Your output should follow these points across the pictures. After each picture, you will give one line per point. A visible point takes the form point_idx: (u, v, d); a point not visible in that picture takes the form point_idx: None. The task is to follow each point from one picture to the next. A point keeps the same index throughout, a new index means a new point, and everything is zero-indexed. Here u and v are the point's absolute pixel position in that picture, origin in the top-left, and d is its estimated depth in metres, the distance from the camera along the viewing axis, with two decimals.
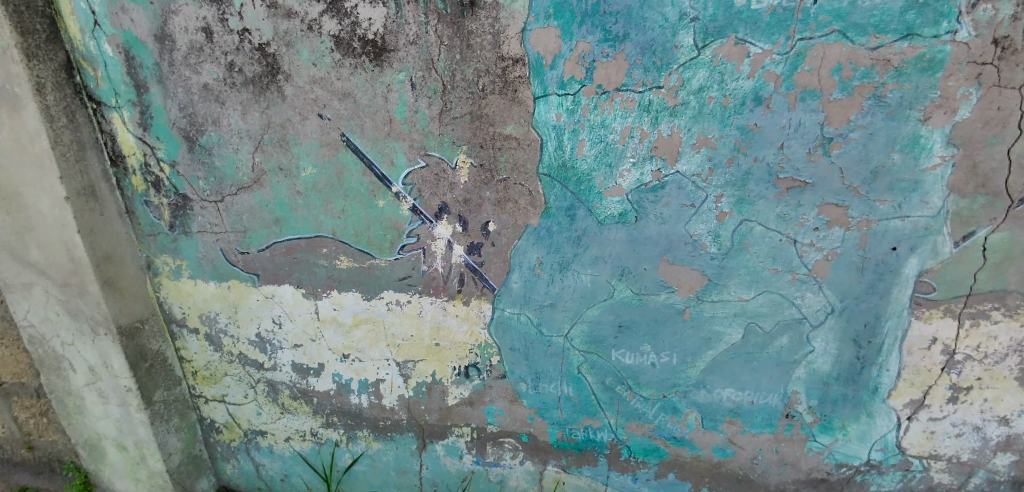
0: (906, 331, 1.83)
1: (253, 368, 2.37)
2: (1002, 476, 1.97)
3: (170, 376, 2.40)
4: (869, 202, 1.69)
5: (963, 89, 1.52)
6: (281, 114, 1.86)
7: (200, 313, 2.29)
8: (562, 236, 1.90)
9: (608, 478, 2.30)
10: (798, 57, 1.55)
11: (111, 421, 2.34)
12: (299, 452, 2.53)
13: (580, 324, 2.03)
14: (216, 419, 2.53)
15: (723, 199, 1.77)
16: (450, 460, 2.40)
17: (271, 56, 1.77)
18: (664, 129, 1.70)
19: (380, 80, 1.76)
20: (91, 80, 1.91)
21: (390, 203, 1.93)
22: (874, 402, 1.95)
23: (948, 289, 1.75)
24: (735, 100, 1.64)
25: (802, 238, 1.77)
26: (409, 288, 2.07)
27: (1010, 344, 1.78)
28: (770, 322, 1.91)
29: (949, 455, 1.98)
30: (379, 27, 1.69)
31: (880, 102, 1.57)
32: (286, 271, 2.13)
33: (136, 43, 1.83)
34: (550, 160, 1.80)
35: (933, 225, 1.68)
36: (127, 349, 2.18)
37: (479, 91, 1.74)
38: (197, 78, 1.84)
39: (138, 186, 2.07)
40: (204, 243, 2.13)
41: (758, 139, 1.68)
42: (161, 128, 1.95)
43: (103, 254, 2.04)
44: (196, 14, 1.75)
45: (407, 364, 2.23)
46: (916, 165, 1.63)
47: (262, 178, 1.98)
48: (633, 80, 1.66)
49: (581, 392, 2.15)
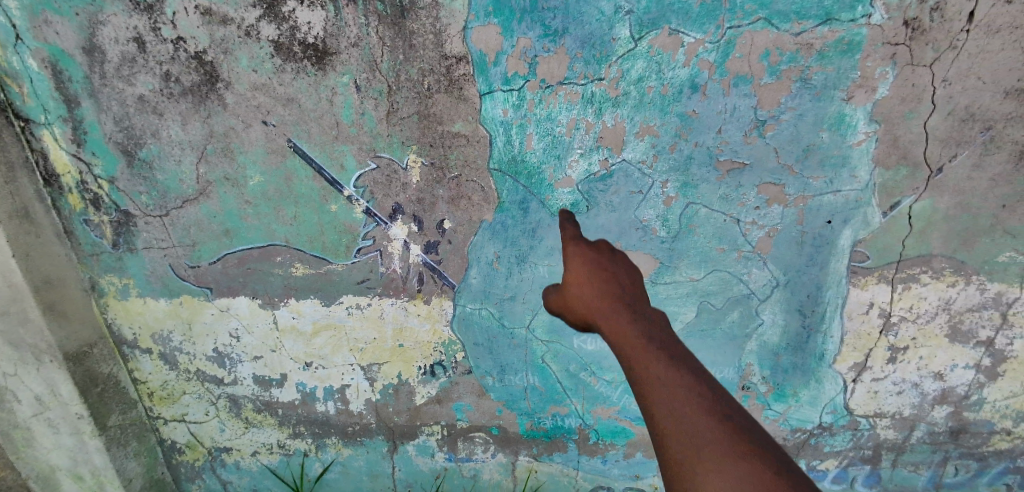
0: (845, 298, 1.94)
1: (213, 384, 2.32)
2: (940, 427, 2.13)
3: (125, 400, 2.31)
4: (803, 179, 1.79)
5: (881, 69, 1.62)
6: (224, 123, 1.82)
7: (152, 332, 2.22)
8: (517, 230, 1.93)
9: (579, 463, 2.36)
10: (728, 44, 1.63)
11: (64, 451, 2.25)
12: (267, 466, 2.49)
13: (541, 314, 2.07)
14: (178, 439, 2.46)
15: (668, 184, 1.83)
16: (423, 459, 2.41)
17: (208, 64, 1.73)
18: (608, 120, 1.75)
19: (324, 83, 1.75)
20: (16, 97, 1.81)
21: (343, 207, 1.92)
22: (821, 368, 2.07)
23: (880, 257, 1.87)
24: (673, 89, 1.70)
25: (745, 217, 1.85)
26: (369, 291, 2.07)
27: (939, 303, 1.92)
28: (721, 299, 2.00)
29: (892, 411, 2.12)
30: (319, 30, 1.67)
31: (807, 85, 1.66)
32: (240, 283, 2.09)
33: (64, 56, 1.74)
34: (500, 155, 1.82)
35: (862, 197, 1.79)
36: (76, 375, 2.10)
37: (424, 90, 1.74)
38: (131, 89, 1.78)
39: (76, 205, 1.97)
40: (151, 259, 2.06)
41: (697, 125, 1.74)
42: (96, 143, 1.87)
43: (42, 277, 1.96)
44: (126, 24, 1.69)
45: (373, 368, 2.22)
46: (843, 141, 1.73)
47: (208, 189, 1.93)
48: (575, 73, 1.70)
49: (546, 381, 2.19)
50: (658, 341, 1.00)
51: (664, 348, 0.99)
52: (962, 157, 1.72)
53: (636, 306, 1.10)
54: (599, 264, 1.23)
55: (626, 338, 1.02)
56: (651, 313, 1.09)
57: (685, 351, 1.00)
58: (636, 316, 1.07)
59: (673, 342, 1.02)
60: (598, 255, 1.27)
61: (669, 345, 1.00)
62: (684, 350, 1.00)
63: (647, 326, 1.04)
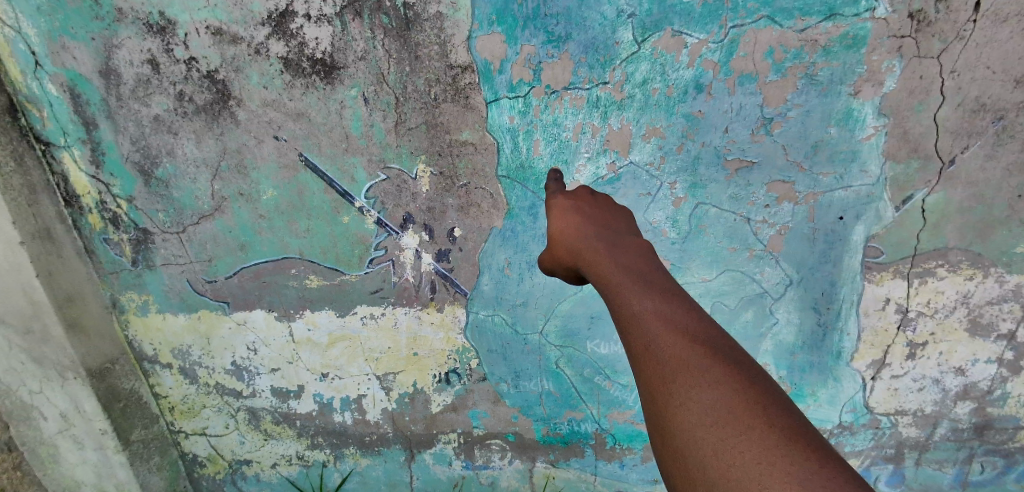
0: (861, 294, 1.92)
1: (231, 397, 2.35)
2: (965, 424, 2.09)
3: (147, 414, 2.35)
4: (813, 175, 1.78)
5: (887, 62, 1.61)
6: (236, 140, 1.86)
7: (171, 347, 2.26)
8: (527, 235, 1.94)
9: (596, 468, 2.35)
10: (732, 43, 1.63)
11: (89, 466, 2.29)
12: (286, 478, 2.51)
13: (554, 318, 2.07)
14: (199, 453, 2.49)
15: (677, 185, 1.83)
16: (440, 468, 2.43)
17: (220, 83, 1.77)
18: (614, 123, 1.76)
19: (333, 97, 1.78)
20: (37, 122, 1.86)
21: (354, 218, 1.95)
22: (839, 366, 2.04)
23: (894, 252, 1.85)
24: (678, 89, 1.70)
25: (756, 215, 1.85)
26: (382, 301, 2.09)
27: (957, 297, 1.90)
28: (734, 299, 1.99)
29: (914, 408, 2.09)
30: (327, 46, 1.70)
31: (812, 81, 1.66)
32: (256, 296, 2.12)
33: (82, 80, 1.79)
34: (507, 162, 1.84)
35: (874, 192, 1.78)
36: (99, 391, 2.14)
37: (432, 100, 1.76)
38: (147, 110, 1.82)
39: (95, 224, 2.02)
40: (169, 275, 2.10)
41: (703, 125, 1.74)
42: (114, 163, 1.92)
43: (66, 296, 2.00)
44: (140, 46, 1.73)
45: (388, 377, 2.24)
46: (852, 136, 1.72)
47: (222, 205, 1.97)
48: (580, 77, 1.71)
49: (561, 386, 2.19)
50: (646, 286, 0.93)
51: (644, 280, 0.95)
52: (974, 147, 1.70)
53: (615, 241, 1.06)
54: (578, 208, 1.20)
55: (606, 274, 0.99)
56: (633, 248, 1.05)
57: (666, 282, 0.95)
58: (615, 252, 1.03)
59: (653, 274, 0.97)
60: (578, 199, 1.24)
61: (646, 277, 0.96)
62: (663, 281, 0.95)
63: (627, 262, 1.00)
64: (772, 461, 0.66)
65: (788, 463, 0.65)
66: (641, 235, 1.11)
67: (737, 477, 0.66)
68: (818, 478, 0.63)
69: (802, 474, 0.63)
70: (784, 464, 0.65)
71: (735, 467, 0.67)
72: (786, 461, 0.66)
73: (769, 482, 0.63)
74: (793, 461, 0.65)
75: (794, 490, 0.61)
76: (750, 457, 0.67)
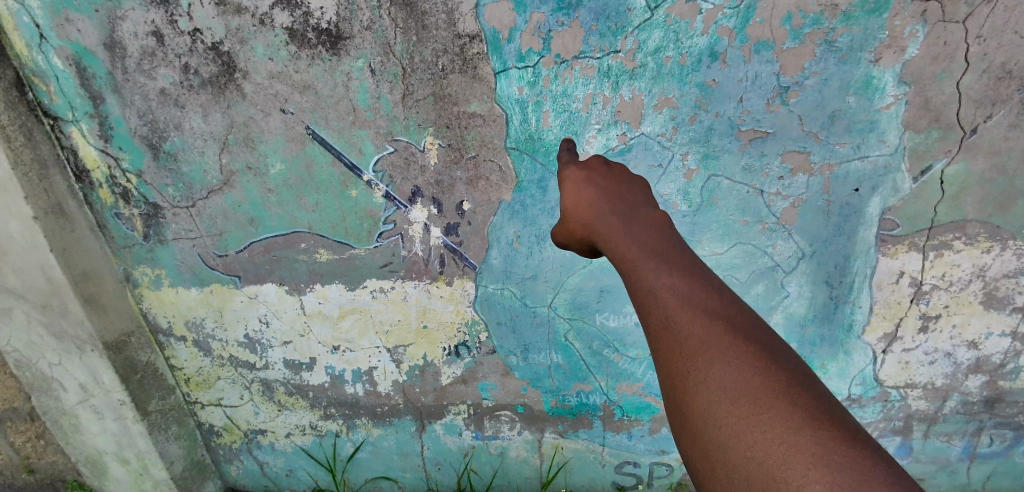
0: (875, 268, 1.90)
1: (245, 369, 2.39)
2: (975, 397, 2.09)
3: (163, 386, 2.40)
4: (829, 146, 1.74)
5: (910, 28, 1.55)
6: (243, 113, 1.84)
7: (185, 320, 2.29)
8: (536, 209, 1.92)
9: (604, 439, 2.39)
10: (748, 9, 1.58)
11: (109, 436, 2.36)
12: (301, 447, 2.58)
13: (563, 292, 2.07)
14: (215, 423, 2.56)
15: (689, 156, 1.80)
16: (451, 438, 2.47)
17: (225, 55, 1.75)
18: (625, 93, 1.72)
19: (339, 69, 1.75)
20: (44, 96, 1.85)
21: (362, 192, 1.94)
22: (850, 339, 2.04)
23: (910, 224, 1.82)
24: (691, 58, 1.65)
25: (769, 188, 1.82)
26: (391, 275, 2.10)
27: (973, 270, 1.87)
28: (745, 272, 1.98)
29: (924, 382, 2.09)
30: (332, 15, 1.66)
31: (831, 48, 1.60)
32: (267, 270, 2.14)
33: (87, 53, 1.77)
34: (517, 134, 1.81)
35: (891, 164, 1.74)
36: (117, 363, 2.19)
37: (439, 71, 1.73)
38: (153, 83, 1.81)
39: (106, 199, 2.04)
40: (181, 250, 2.12)
41: (717, 95, 1.70)
42: (123, 138, 1.92)
43: (81, 271, 2.03)
44: (144, 18, 1.70)
45: (398, 350, 2.27)
46: (870, 105, 1.67)
47: (231, 179, 1.97)
48: (590, 46, 1.66)
49: (570, 359, 2.21)
50: (661, 262, 0.91)
51: (659, 255, 0.93)
52: (998, 117, 1.65)
53: (629, 215, 1.05)
54: (591, 179, 1.18)
55: (620, 249, 0.98)
56: (647, 220, 1.03)
57: (682, 257, 0.94)
58: (629, 226, 1.02)
59: (668, 248, 0.96)
60: (591, 170, 1.21)
61: (662, 252, 0.94)
62: (679, 256, 0.94)
63: (641, 236, 0.99)
64: (795, 443, 0.65)
65: (813, 444, 0.65)
66: (655, 206, 1.10)
67: (759, 457, 0.66)
68: (845, 462, 0.62)
69: (827, 457, 0.63)
70: (807, 446, 0.65)
71: (755, 448, 0.67)
72: (809, 442, 0.65)
73: (793, 465, 0.63)
74: (817, 443, 0.65)
75: (821, 475, 0.61)
76: (771, 438, 0.67)
